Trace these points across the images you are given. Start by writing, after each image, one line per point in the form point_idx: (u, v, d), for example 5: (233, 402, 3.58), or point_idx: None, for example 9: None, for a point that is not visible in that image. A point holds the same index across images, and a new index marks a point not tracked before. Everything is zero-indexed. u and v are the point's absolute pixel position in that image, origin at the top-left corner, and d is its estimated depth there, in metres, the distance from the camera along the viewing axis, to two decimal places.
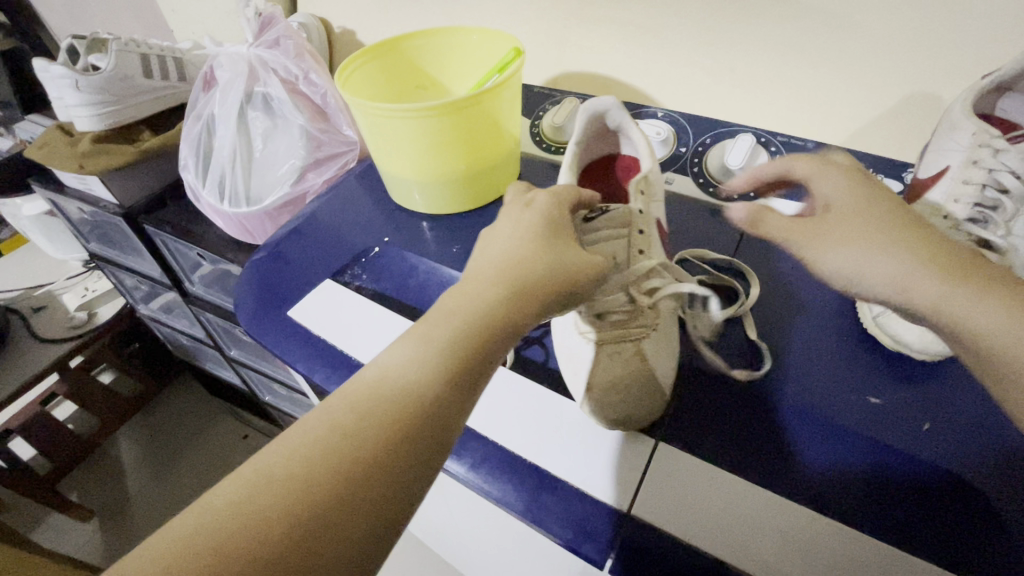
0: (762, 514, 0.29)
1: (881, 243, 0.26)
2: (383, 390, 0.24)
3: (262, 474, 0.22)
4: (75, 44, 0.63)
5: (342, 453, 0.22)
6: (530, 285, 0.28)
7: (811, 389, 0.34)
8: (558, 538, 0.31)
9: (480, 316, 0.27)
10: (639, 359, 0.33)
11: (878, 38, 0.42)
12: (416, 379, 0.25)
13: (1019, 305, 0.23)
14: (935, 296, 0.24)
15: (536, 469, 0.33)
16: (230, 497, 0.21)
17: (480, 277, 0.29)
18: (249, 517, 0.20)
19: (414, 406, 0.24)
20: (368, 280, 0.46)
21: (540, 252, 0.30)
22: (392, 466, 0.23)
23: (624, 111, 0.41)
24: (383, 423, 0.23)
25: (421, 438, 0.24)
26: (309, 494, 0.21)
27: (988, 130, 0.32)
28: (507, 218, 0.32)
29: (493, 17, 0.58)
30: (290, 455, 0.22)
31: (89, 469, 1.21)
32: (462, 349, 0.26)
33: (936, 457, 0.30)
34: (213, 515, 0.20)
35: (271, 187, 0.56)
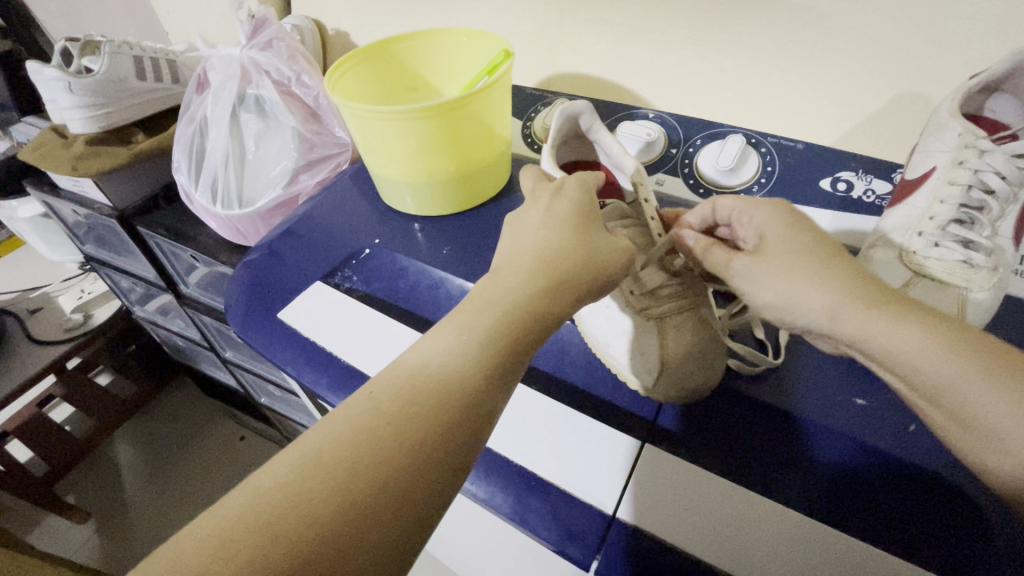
0: (762, 517, 0.28)
1: (802, 271, 0.28)
2: (418, 380, 0.24)
3: (304, 457, 0.22)
4: (70, 46, 0.63)
5: (381, 442, 0.22)
6: (559, 281, 0.28)
7: (796, 392, 0.34)
8: (547, 540, 0.31)
9: (516, 306, 0.27)
10: (703, 325, 0.35)
11: (866, 39, 0.42)
12: (451, 371, 0.25)
13: (911, 323, 0.26)
14: (859, 321, 0.27)
15: (522, 471, 0.34)
16: (276, 480, 0.21)
17: (514, 268, 0.29)
18: (278, 501, 0.20)
19: (447, 399, 0.24)
20: (358, 281, 0.46)
21: (575, 244, 0.30)
22: (414, 461, 0.22)
23: (594, 114, 0.41)
24: (419, 412, 0.23)
25: (440, 435, 0.23)
26: (351, 482, 0.21)
27: (975, 131, 0.33)
28: (538, 208, 0.32)
29: (485, 19, 0.58)
30: (330, 441, 0.22)
31: (87, 471, 1.21)
32: (500, 341, 0.26)
33: (923, 459, 0.30)
34: (259, 494, 0.21)
35: (264, 189, 0.56)
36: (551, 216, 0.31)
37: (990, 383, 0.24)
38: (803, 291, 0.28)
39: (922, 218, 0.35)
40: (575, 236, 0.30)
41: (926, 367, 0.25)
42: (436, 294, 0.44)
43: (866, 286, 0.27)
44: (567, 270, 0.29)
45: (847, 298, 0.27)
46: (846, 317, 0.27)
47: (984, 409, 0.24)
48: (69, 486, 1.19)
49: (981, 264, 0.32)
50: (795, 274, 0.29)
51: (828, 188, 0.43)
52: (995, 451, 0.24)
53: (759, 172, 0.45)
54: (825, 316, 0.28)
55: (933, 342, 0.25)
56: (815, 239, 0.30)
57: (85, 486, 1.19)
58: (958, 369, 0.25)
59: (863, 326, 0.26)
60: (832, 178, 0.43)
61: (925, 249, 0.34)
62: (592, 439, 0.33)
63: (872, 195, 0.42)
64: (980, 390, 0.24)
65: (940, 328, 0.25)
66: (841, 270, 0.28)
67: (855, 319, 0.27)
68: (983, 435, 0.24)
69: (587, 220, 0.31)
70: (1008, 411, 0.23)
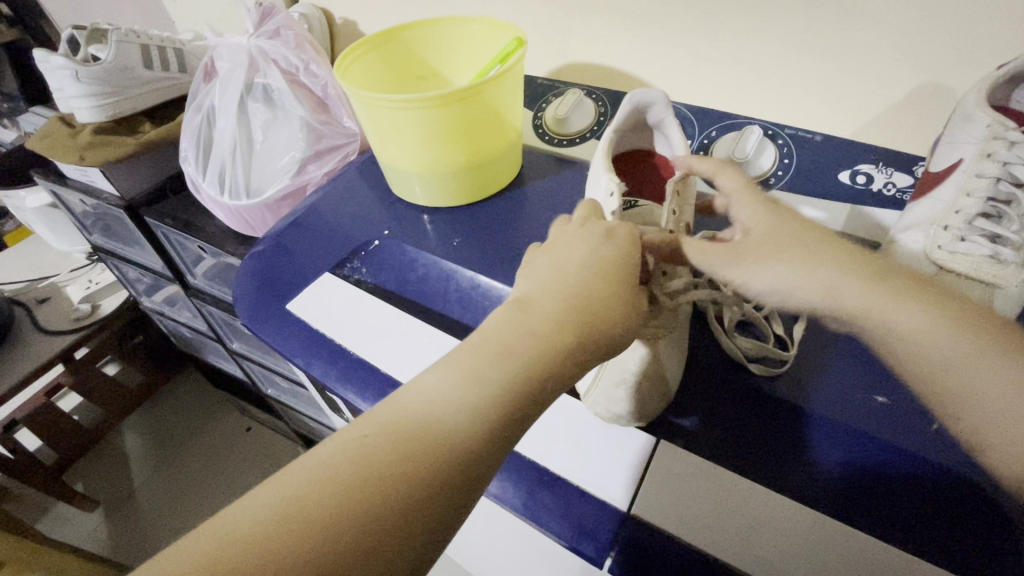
0: (778, 516, 0.28)
1: (812, 257, 0.30)
2: (417, 423, 0.24)
3: (290, 493, 0.22)
4: (77, 35, 0.62)
5: (378, 483, 0.22)
6: (587, 328, 0.27)
7: (810, 388, 0.33)
8: (559, 537, 0.31)
9: (534, 353, 0.26)
10: (652, 359, 0.31)
11: (888, 28, 0.41)
12: (451, 419, 0.24)
13: (923, 308, 0.28)
14: (857, 296, 0.29)
15: (533, 466, 0.34)
16: (271, 507, 0.21)
17: (541, 305, 0.28)
18: (255, 537, 0.20)
19: (444, 446, 0.24)
20: (367, 273, 0.46)
21: (611, 300, 0.28)
22: (399, 517, 0.22)
23: (667, 107, 0.39)
24: (410, 465, 0.23)
25: (428, 488, 0.23)
26: (330, 532, 0.21)
27: (1004, 123, 0.32)
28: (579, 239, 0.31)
29: (495, 7, 0.57)
30: (314, 482, 0.22)
31: (95, 460, 1.22)
32: (509, 391, 0.25)
33: (947, 458, 0.29)
34: (254, 522, 0.21)
35: (272, 179, 0.56)
36: (595, 252, 0.30)
37: (977, 361, 0.27)
38: (804, 275, 0.30)
39: (948, 212, 0.34)
40: (611, 288, 0.29)
41: (931, 344, 0.28)
42: (446, 286, 0.43)
43: (867, 266, 0.30)
44: (597, 312, 0.28)
45: (847, 277, 0.30)
46: (844, 293, 0.29)
47: (982, 388, 0.26)
48: (77, 475, 1.20)
49: (1009, 259, 0.31)
50: (803, 261, 0.31)
51: (846, 182, 0.42)
52: (994, 432, 0.26)
53: (776, 165, 0.44)
54: (825, 293, 0.30)
55: (936, 325, 0.28)
56: (814, 227, 0.32)
57: (93, 475, 1.20)
58: (960, 351, 0.27)
59: (870, 306, 0.29)
60: (851, 171, 0.42)
61: (951, 243, 0.33)
62: (606, 436, 0.33)
63: (893, 189, 0.41)
64: (978, 371, 0.27)
65: (942, 314, 0.28)
66: (844, 256, 0.30)
67: (860, 297, 0.29)
68: (977, 419, 0.27)
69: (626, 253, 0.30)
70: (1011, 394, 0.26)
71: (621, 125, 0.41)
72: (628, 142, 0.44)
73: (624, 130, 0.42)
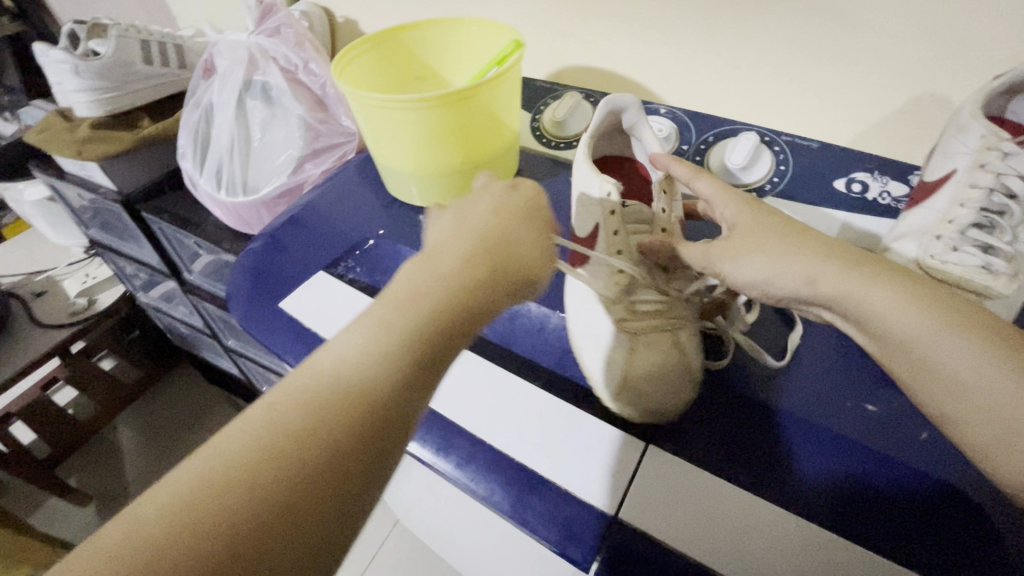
0: (762, 518, 0.28)
1: (789, 245, 0.30)
2: (321, 381, 0.23)
3: (197, 474, 0.20)
4: (77, 29, 0.62)
5: (274, 452, 0.21)
6: (496, 263, 0.29)
7: (806, 394, 0.33)
8: (546, 541, 0.30)
9: (443, 297, 0.26)
10: (676, 350, 0.33)
11: (887, 38, 0.41)
12: (359, 371, 0.23)
13: (893, 288, 0.28)
14: (835, 282, 0.29)
15: (525, 470, 0.33)
16: (164, 502, 0.19)
17: (449, 255, 0.28)
18: (157, 531, 0.19)
19: (355, 400, 0.22)
20: (362, 273, 0.45)
21: (529, 242, 0.30)
22: (332, 463, 0.21)
23: (640, 111, 0.40)
24: (329, 411, 0.22)
25: (353, 429, 0.22)
26: (253, 497, 0.20)
27: (998, 134, 0.32)
28: (490, 188, 0.33)
29: (496, 9, 0.57)
30: (230, 458, 0.20)
31: (89, 454, 1.22)
32: (421, 335, 0.25)
33: (932, 467, 0.29)
34: (160, 501, 0.19)
35: (269, 177, 0.56)
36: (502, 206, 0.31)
37: (954, 339, 0.26)
38: (783, 262, 0.30)
39: (941, 221, 0.34)
40: (525, 231, 0.31)
41: (903, 321, 0.27)
42: None
43: (841, 252, 0.29)
44: (501, 253, 0.29)
45: (821, 261, 0.29)
46: (822, 280, 0.29)
47: (959, 361, 0.26)
48: (71, 469, 1.20)
49: (1001, 270, 0.32)
50: (780, 248, 0.30)
51: (841, 189, 0.42)
52: (963, 405, 0.26)
53: (771, 171, 0.44)
54: (806, 279, 0.29)
55: (905, 303, 0.27)
56: (784, 218, 0.32)
57: (87, 469, 1.20)
58: (931, 328, 0.27)
59: (847, 290, 0.28)
60: (847, 178, 0.42)
61: (943, 252, 0.33)
62: (598, 441, 0.33)
63: (888, 197, 0.41)
64: (950, 344, 0.26)
65: (917, 295, 0.27)
66: (818, 241, 0.30)
67: (836, 278, 0.29)
68: (954, 390, 0.26)
69: (525, 201, 0.32)
70: (985, 365, 0.25)
71: (595, 130, 0.41)
72: (606, 147, 0.44)
73: (597, 136, 0.42)
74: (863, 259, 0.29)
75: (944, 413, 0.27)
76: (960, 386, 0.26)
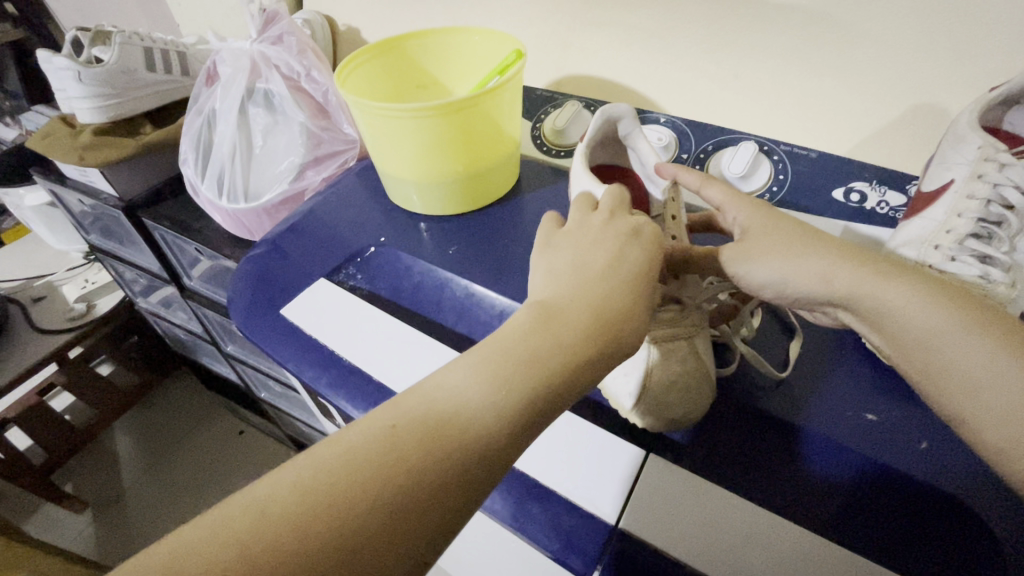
0: (753, 527, 0.29)
1: (805, 245, 0.31)
2: (434, 417, 0.24)
3: (319, 473, 0.22)
4: (80, 36, 0.63)
5: (388, 472, 0.23)
6: (612, 329, 0.28)
7: (804, 404, 0.33)
8: (547, 550, 0.32)
9: (555, 356, 0.26)
10: (695, 357, 0.33)
11: (883, 48, 0.41)
12: (473, 412, 0.25)
13: (908, 286, 0.29)
14: (850, 280, 0.29)
15: (526, 479, 0.35)
16: (294, 491, 0.22)
17: (570, 316, 0.28)
18: (287, 514, 0.21)
19: (468, 441, 0.24)
20: (362, 280, 0.46)
21: (633, 310, 0.29)
22: (439, 496, 0.23)
23: (634, 120, 0.40)
24: (441, 446, 0.24)
25: (460, 468, 0.24)
26: (368, 510, 0.22)
27: (994, 145, 0.32)
28: (598, 239, 0.31)
29: (497, 18, 0.58)
30: (352, 464, 0.23)
31: (85, 461, 1.21)
32: (534, 392, 0.26)
33: (934, 476, 0.28)
34: (290, 487, 0.22)
35: (270, 184, 0.56)
36: (619, 260, 0.30)
37: (969, 335, 0.27)
38: (797, 261, 0.31)
39: (939, 231, 0.34)
40: (637, 298, 0.29)
41: (918, 318, 0.28)
42: (440, 294, 0.44)
43: (853, 253, 0.30)
44: (615, 319, 0.28)
45: (838, 260, 0.30)
46: (837, 278, 0.30)
47: (973, 357, 0.26)
48: (67, 475, 1.19)
49: (999, 280, 0.32)
50: (795, 249, 0.31)
51: (840, 199, 0.42)
52: (974, 402, 0.26)
53: (770, 180, 0.44)
54: (821, 278, 0.30)
55: (920, 301, 0.28)
56: (792, 221, 0.32)
57: (83, 475, 1.19)
58: (946, 325, 0.27)
59: (864, 289, 0.29)
60: (845, 188, 0.42)
61: (941, 262, 0.34)
62: (598, 451, 0.32)
63: (886, 207, 0.41)
64: (962, 341, 0.27)
65: (931, 294, 0.28)
66: (832, 242, 0.31)
67: (854, 276, 0.29)
68: (965, 386, 0.26)
69: (650, 261, 0.30)
70: (1000, 361, 0.26)
71: (592, 139, 0.41)
72: (603, 155, 0.44)
73: (593, 145, 0.42)
74: (879, 259, 0.30)
75: (957, 412, 0.27)
76: (972, 382, 0.26)
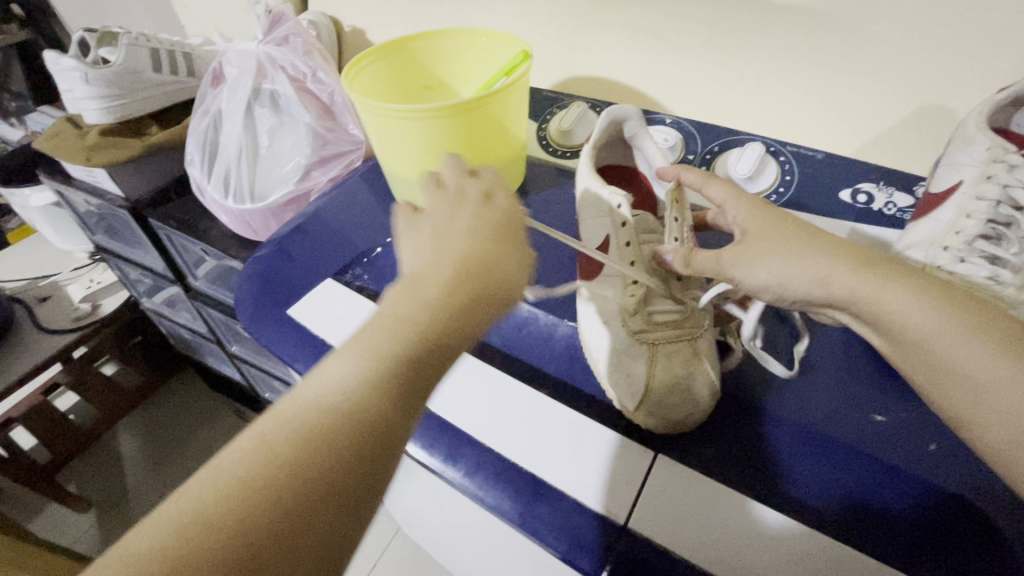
0: (764, 530, 0.28)
1: (801, 247, 0.30)
2: (316, 410, 0.23)
3: (187, 505, 0.20)
4: (87, 37, 0.63)
5: (270, 475, 0.21)
6: (483, 286, 0.27)
7: (811, 405, 0.33)
8: (554, 550, 0.30)
9: (425, 322, 0.25)
10: (697, 360, 0.34)
11: (890, 49, 0.41)
12: (342, 392, 0.23)
13: (909, 288, 0.28)
14: (849, 284, 0.29)
15: (534, 481, 0.33)
16: (164, 530, 0.19)
17: (430, 277, 0.27)
18: (152, 555, 0.19)
19: (343, 419, 0.22)
20: (369, 281, 0.45)
21: (497, 260, 0.28)
22: (334, 482, 0.21)
23: (641, 121, 0.40)
24: (320, 431, 0.22)
25: (345, 450, 0.22)
26: (250, 516, 0.20)
27: (1003, 146, 0.32)
28: (453, 206, 0.31)
29: (502, 19, 0.58)
30: (228, 480, 0.21)
31: (89, 460, 1.22)
32: (405, 358, 0.24)
33: (938, 476, 0.29)
34: (159, 527, 0.19)
35: (276, 185, 0.56)
36: (474, 224, 0.29)
37: (969, 340, 0.26)
38: (794, 264, 0.30)
39: (948, 232, 0.34)
40: (494, 249, 0.29)
41: (920, 322, 0.27)
42: None
43: (853, 253, 0.30)
44: (486, 273, 0.28)
45: (835, 262, 0.29)
46: (835, 280, 0.29)
47: (973, 363, 0.26)
48: (70, 475, 1.19)
49: (1008, 281, 0.32)
50: (793, 250, 0.30)
51: (847, 200, 0.42)
52: (978, 407, 0.26)
53: (776, 181, 0.44)
54: (818, 282, 0.30)
55: (921, 304, 0.27)
56: (790, 222, 0.32)
57: (87, 475, 1.19)
58: (948, 329, 0.27)
59: (862, 293, 0.29)
60: (852, 190, 0.42)
61: (950, 263, 0.34)
62: (607, 452, 0.32)
63: (894, 208, 0.41)
64: (964, 346, 0.26)
65: (936, 297, 0.28)
66: (830, 241, 0.30)
67: (852, 278, 0.29)
68: (968, 390, 0.26)
69: (491, 221, 0.30)
70: (1000, 367, 0.26)
71: (599, 140, 0.41)
72: (611, 156, 0.44)
73: (600, 147, 0.43)
74: (877, 259, 0.29)
75: (958, 414, 0.27)
76: (974, 385, 0.26)
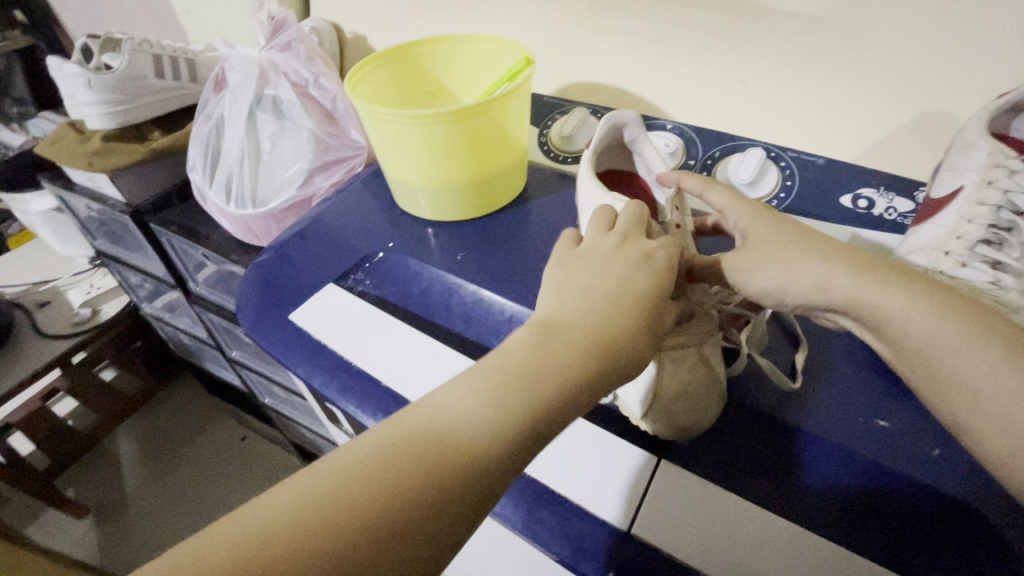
0: (757, 526, 0.30)
1: (801, 253, 0.31)
2: (419, 448, 0.25)
3: (300, 495, 0.23)
4: (91, 43, 0.63)
5: (371, 487, 0.23)
6: (612, 349, 0.28)
7: (815, 412, 0.32)
8: (555, 551, 0.37)
9: (555, 374, 0.27)
10: (703, 365, 0.33)
11: (890, 55, 0.42)
12: (472, 435, 0.25)
13: (909, 293, 0.28)
14: (849, 287, 0.29)
15: (535, 486, 0.38)
16: (285, 508, 0.22)
17: (567, 333, 0.28)
18: (264, 531, 0.21)
19: (451, 461, 0.24)
20: (370, 285, 0.46)
21: (636, 334, 0.28)
22: (429, 518, 0.23)
23: (640, 126, 0.40)
24: (427, 461, 0.24)
25: (441, 491, 0.24)
26: (351, 525, 0.22)
27: (1004, 151, 0.33)
28: (609, 260, 0.31)
29: (504, 26, 0.58)
30: (342, 479, 0.23)
31: (87, 466, 1.21)
32: (527, 416, 0.26)
33: (941, 482, 0.28)
34: (282, 502, 0.22)
35: (278, 190, 0.56)
36: (626, 281, 0.29)
37: (968, 347, 0.26)
38: (795, 268, 0.31)
39: (949, 237, 0.34)
40: (641, 324, 0.29)
41: (920, 327, 0.28)
42: (448, 299, 0.43)
43: (853, 257, 0.30)
44: (619, 343, 0.28)
45: (835, 267, 0.30)
46: (835, 285, 0.30)
47: (970, 369, 0.26)
48: (68, 480, 1.19)
49: (1010, 286, 0.32)
50: (794, 256, 0.31)
51: (847, 205, 0.42)
52: (976, 412, 0.26)
53: (777, 187, 0.44)
54: (818, 286, 0.30)
55: (921, 309, 0.28)
56: (791, 226, 0.32)
57: (85, 480, 1.19)
58: (947, 334, 0.27)
59: (863, 297, 0.29)
60: (853, 195, 0.42)
61: (953, 269, 0.34)
62: (609, 456, 0.34)
63: (894, 212, 0.41)
64: (962, 352, 0.27)
65: (935, 302, 0.28)
66: (830, 248, 0.30)
67: (851, 282, 0.29)
68: (966, 396, 0.26)
69: (660, 283, 0.30)
70: (996, 375, 0.26)
71: (599, 144, 0.41)
72: (611, 160, 0.44)
73: (600, 152, 0.43)
74: (879, 265, 0.29)
75: (957, 419, 0.27)
76: (970, 391, 0.26)
